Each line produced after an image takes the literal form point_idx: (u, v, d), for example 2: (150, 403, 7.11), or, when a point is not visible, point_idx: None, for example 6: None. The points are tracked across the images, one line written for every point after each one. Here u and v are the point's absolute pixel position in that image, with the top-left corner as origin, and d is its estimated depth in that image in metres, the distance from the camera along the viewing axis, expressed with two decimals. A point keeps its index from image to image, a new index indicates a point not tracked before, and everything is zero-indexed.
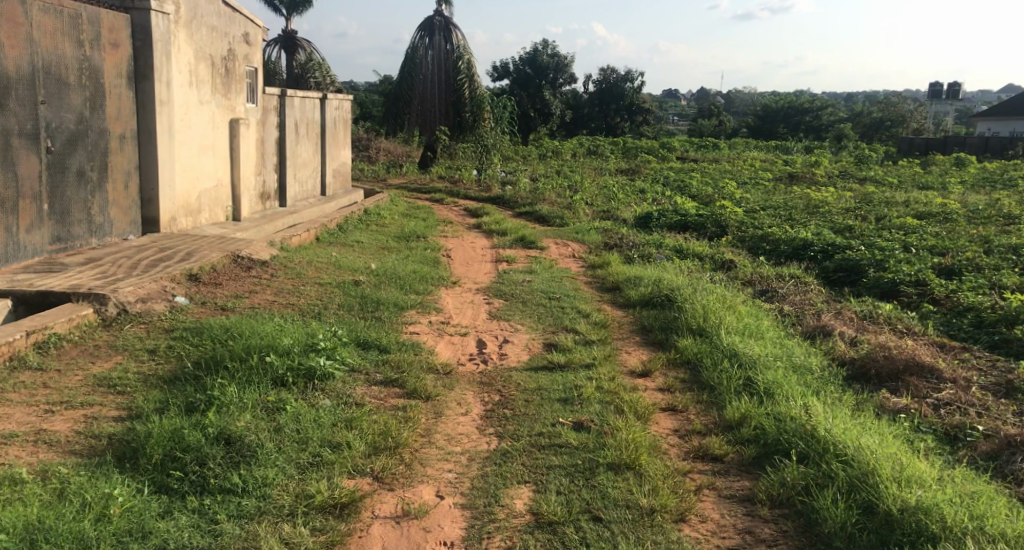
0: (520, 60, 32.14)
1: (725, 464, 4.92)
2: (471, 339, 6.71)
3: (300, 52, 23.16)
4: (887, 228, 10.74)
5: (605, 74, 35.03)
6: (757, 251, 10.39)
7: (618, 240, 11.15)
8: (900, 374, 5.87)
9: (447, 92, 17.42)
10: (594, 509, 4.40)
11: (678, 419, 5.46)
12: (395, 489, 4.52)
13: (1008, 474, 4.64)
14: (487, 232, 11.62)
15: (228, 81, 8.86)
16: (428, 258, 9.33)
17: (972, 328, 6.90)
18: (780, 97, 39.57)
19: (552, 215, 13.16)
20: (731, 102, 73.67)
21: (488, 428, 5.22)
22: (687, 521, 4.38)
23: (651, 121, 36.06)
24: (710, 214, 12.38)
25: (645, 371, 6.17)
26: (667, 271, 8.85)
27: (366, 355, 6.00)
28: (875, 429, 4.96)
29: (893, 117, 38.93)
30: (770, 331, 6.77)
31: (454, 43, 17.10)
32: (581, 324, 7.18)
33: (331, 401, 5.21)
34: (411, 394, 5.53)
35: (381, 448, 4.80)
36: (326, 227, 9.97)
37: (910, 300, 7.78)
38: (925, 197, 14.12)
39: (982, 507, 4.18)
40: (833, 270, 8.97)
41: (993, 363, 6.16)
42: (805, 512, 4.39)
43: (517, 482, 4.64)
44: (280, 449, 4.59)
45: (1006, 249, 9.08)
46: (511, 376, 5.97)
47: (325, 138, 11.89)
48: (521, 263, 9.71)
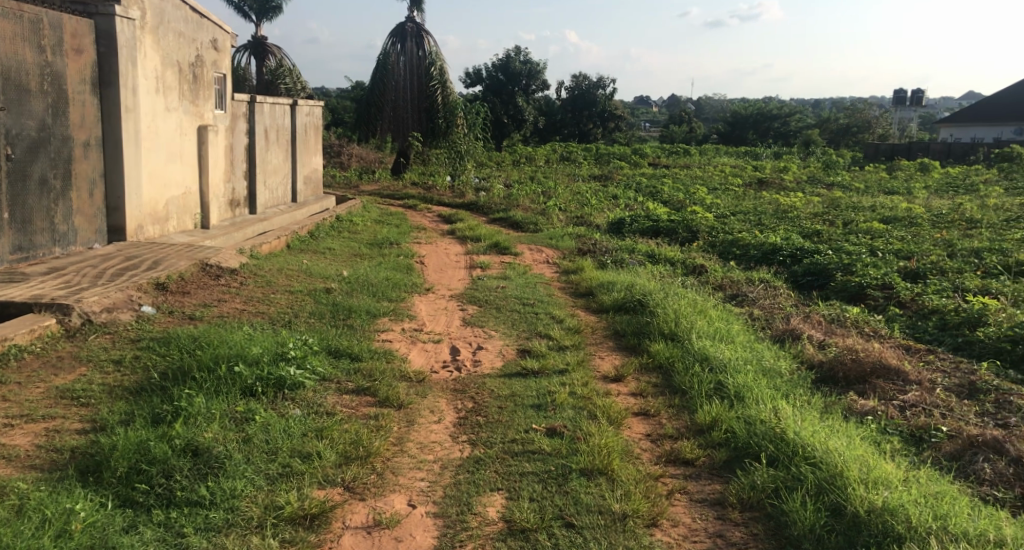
0: (493, 67, 32.07)
1: (696, 468, 4.95)
2: (444, 346, 6.69)
3: (270, 58, 22.97)
4: (853, 232, 10.89)
5: (577, 81, 35.26)
6: (728, 255, 10.48)
7: (591, 245, 11.19)
8: (867, 377, 5.95)
9: (420, 98, 17.38)
10: (567, 515, 4.41)
11: (651, 424, 5.48)
12: (366, 499, 4.50)
13: (971, 474, 4.70)
14: (461, 239, 11.60)
15: (196, 87, 8.77)
16: (401, 264, 9.30)
17: (936, 330, 7.01)
18: (749, 105, 40.02)
19: (526, 221, 13.18)
20: (702, 109, 74.36)
21: (460, 435, 5.20)
22: (659, 525, 4.41)
23: (624, 127, 36.26)
24: (681, 219, 12.48)
25: (618, 375, 6.19)
26: (640, 277, 8.89)
27: (337, 364, 5.96)
28: (843, 432, 5.01)
29: (860, 123, 39.48)
30: (740, 335, 6.83)
31: (426, 49, 17.08)
32: (554, 330, 7.19)
33: (302, 410, 5.17)
34: (383, 402, 5.51)
35: (352, 457, 4.78)
36: (297, 234, 9.92)
37: (876, 303, 7.89)
38: (891, 202, 14.32)
39: (946, 507, 4.23)
40: (801, 274, 9.07)
41: (957, 364, 6.25)
42: (774, 514, 4.44)
43: (490, 489, 4.63)
44: (249, 459, 4.55)
45: (969, 253, 9.24)
46: (485, 383, 5.96)
47: (296, 144, 11.80)
48: (495, 269, 9.71)
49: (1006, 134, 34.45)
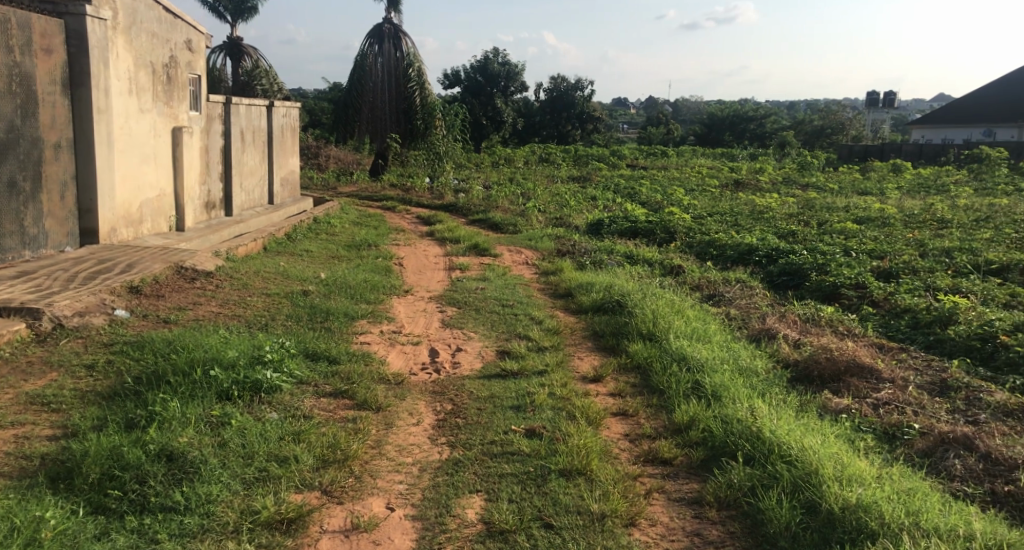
0: (471, 68, 32.01)
1: (674, 467, 4.98)
2: (423, 348, 6.68)
3: (246, 59, 22.81)
4: (828, 233, 11.01)
5: (556, 82, 35.35)
6: (705, 256, 10.55)
7: (570, 246, 11.22)
8: (842, 375, 6.01)
9: (398, 100, 17.33)
10: (546, 515, 4.43)
11: (629, 424, 5.51)
12: (344, 502, 4.49)
13: (942, 470, 4.76)
14: (440, 240, 11.59)
15: (170, 88, 8.70)
16: (380, 266, 9.27)
17: (909, 329, 7.09)
18: (726, 106, 40.31)
19: (505, 222, 13.19)
20: (680, 111, 74.77)
21: (439, 437, 5.20)
22: (637, 525, 4.44)
23: (602, 129, 36.39)
24: (659, 220, 12.55)
25: (597, 376, 6.22)
26: (619, 278, 8.93)
27: (315, 367, 5.93)
28: (818, 430, 5.06)
29: (834, 124, 39.87)
30: (717, 335, 6.88)
31: (403, 50, 17.05)
32: (533, 331, 7.20)
33: (279, 414, 5.15)
34: (362, 405, 5.49)
35: (330, 460, 4.76)
36: (274, 237, 9.86)
37: (850, 302, 7.97)
38: (864, 202, 14.47)
39: (918, 503, 4.28)
40: (777, 274, 9.14)
41: (929, 362, 6.33)
42: (751, 512, 4.48)
43: (469, 491, 4.64)
44: (225, 464, 4.52)
45: (940, 252, 9.36)
46: (464, 385, 5.96)
47: (272, 146, 11.73)
48: (474, 270, 9.71)
49: (975, 136, 34.86)
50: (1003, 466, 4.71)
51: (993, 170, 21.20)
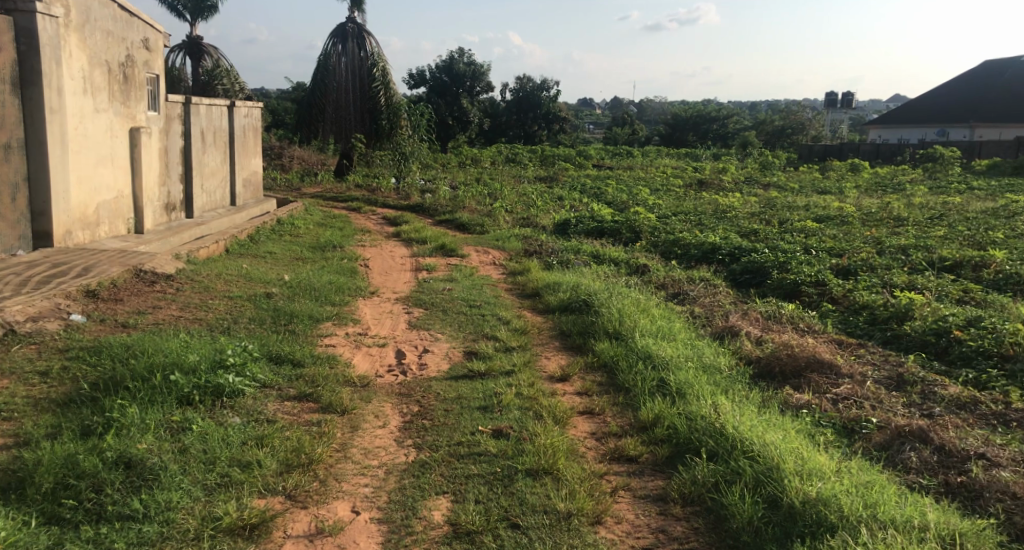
0: (436, 68, 31.95)
1: (639, 465, 5.01)
2: (389, 350, 6.65)
3: (206, 59, 22.48)
4: (788, 231, 11.15)
5: (521, 82, 35.37)
6: (670, 255, 10.64)
7: (537, 246, 11.24)
8: (802, 371, 6.10)
9: (362, 100, 17.23)
10: (512, 516, 4.44)
11: (596, 422, 5.53)
12: (308, 507, 4.46)
13: (899, 463, 4.85)
14: (406, 241, 11.54)
15: (127, 88, 8.56)
16: (345, 268, 9.21)
17: (867, 325, 7.21)
18: (689, 107, 40.66)
19: (471, 223, 13.17)
20: (644, 111, 75.28)
21: (405, 439, 5.18)
22: (603, 523, 4.46)
23: (568, 129, 36.51)
24: (625, 219, 12.62)
25: (563, 375, 6.23)
26: (586, 277, 8.96)
27: (278, 371, 5.87)
28: (780, 425, 5.12)
29: (795, 125, 40.43)
30: (682, 332, 6.94)
31: (367, 50, 16.96)
32: (501, 331, 7.20)
33: (241, 419, 5.10)
34: (326, 408, 5.45)
35: (294, 465, 4.73)
36: (237, 239, 9.76)
37: (811, 299, 8.09)
38: (823, 201, 14.69)
39: (875, 495, 4.35)
40: (740, 272, 9.24)
41: (886, 357, 6.44)
42: (714, 508, 4.53)
43: (435, 493, 4.63)
44: (185, 470, 4.47)
45: (897, 249, 9.53)
46: (431, 387, 5.94)
47: (234, 147, 11.59)
48: (441, 271, 9.68)
49: (930, 135, 35.55)
50: (957, 457, 4.81)
51: (947, 169, 21.65)
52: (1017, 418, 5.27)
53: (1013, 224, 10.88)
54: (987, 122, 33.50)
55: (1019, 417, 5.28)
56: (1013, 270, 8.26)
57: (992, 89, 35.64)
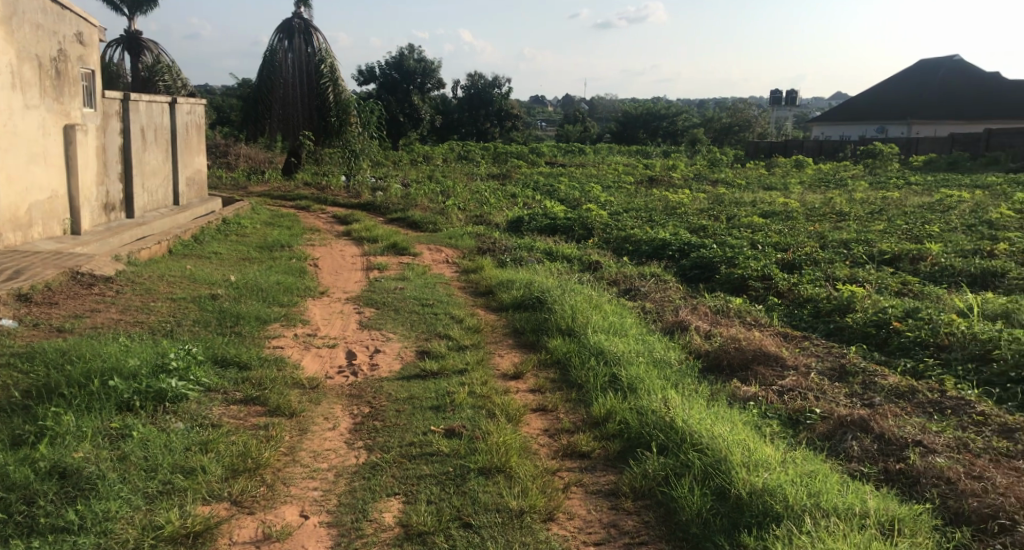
0: (387, 65, 31.68)
1: (592, 460, 5.01)
2: (340, 351, 6.55)
3: (146, 54, 21.80)
4: (736, 227, 11.31)
5: (473, 80, 35.28)
6: (621, 251, 10.69)
7: (490, 244, 11.20)
8: (749, 364, 6.17)
9: (310, 96, 16.99)
10: (464, 515, 4.41)
11: (548, 419, 5.52)
12: (255, 512, 4.38)
13: (841, 452, 4.94)
14: (358, 240, 11.41)
15: (60, 84, 8.30)
16: (293, 267, 9.08)
17: (811, 318, 7.34)
18: (640, 105, 41.05)
19: (424, 220, 13.09)
20: (596, 108, 75.55)
21: (356, 441, 5.10)
22: (555, 519, 4.46)
23: (520, 126, 36.51)
24: (577, 216, 12.66)
25: (516, 372, 6.21)
26: (538, 274, 8.95)
27: (224, 374, 5.73)
28: (728, 418, 5.17)
29: (741, 122, 41.11)
30: (633, 328, 6.97)
31: (314, 46, 16.72)
32: (454, 330, 7.16)
33: (185, 424, 4.98)
34: (274, 411, 5.35)
35: (240, 470, 4.63)
36: (180, 239, 9.55)
37: (758, 293, 8.19)
38: (769, 197, 14.95)
39: (819, 483, 4.42)
40: (689, 268, 9.33)
41: (829, 349, 6.55)
42: (664, 501, 4.56)
43: (387, 495, 4.57)
44: (125, 478, 4.37)
45: (839, 244, 9.72)
46: (382, 387, 5.87)
47: (177, 144, 11.31)
48: (393, 270, 9.59)
49: (870, 132, 36.39)
50: (896, 445, 4.91)
51: (886, 166, 22.18)
52: (952, 405, 5.40)
53: (948, 218, 11.18)
54: (922, 119, 34.20)
55: (954, 405, 5.41)
56: (949, 263, 8.49)
57: (927, 87, 36.49)
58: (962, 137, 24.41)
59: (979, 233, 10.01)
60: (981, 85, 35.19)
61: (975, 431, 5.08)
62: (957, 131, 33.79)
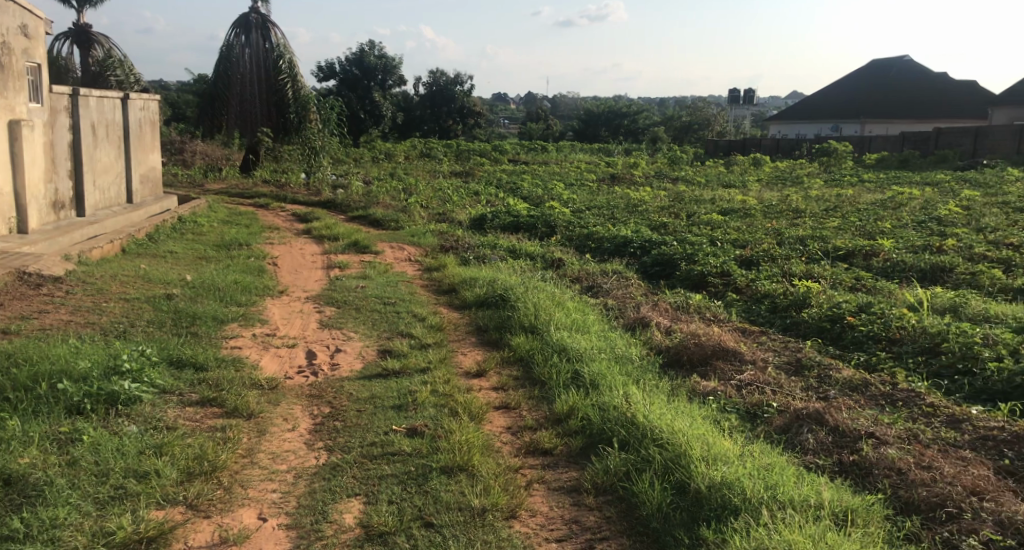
0: (347, 61, 31.47)
1: (554, 457, 5.00)
2: (299, 351, 6.46)
3: (97, 48, 21.32)
4: (696, 224, 11.40)
5: (434, 77, 35.12)
6: (583, 248, 10.71)
7: (453, 242, 11.16)
8: (708, 359, 6.21)
9: (269, 92, 16.76)
10: (426, 514, 4.38)
11: (511, 417, 5.49)
12: (212, 516, 4.30)
13: (797, 444, 4.99)
14: (318, 238, 11.28)
15: (4, 78, 8.07)
16: (252, 266, 8.94)
17: (768, 313, 7.41)
18: (602, 103, 41.28)
19: (386, 218, 13.00)
20: (558, 106, 75.77)
21: (316, 442, 5.03)
22: (517, 517, 4.44)
23: (482, 124, 36.45)
24: (540, 214, 12.66)
25: (479, 371, 6.18)
26: (501, 272, 8.93)
27: (179, 375, 5.62)
28: (687, 413, 5.20)
29: (700, 121, 41.56)
30: (595, 325, 6.98)
31: (272, 41, 16.49)
32: (416, 328, 7.10)
33: (138, 426, 4.87)
34: (232, 413, 5.25)
35: (195, 473, 4.54)
36: (134, 238, 9.36)
37: (717, 289, 8.26)
38: (728, 193, 15.12)
39: (776, 476, 4.46)
40: (651, 265, 9.38)
41: (786, 343, 6.63)
42: (625, 497, 4.57)
43: (347, 495, 4.52)
44: (74, 484, 4.28)
45: (796, 240, 9.83)
46: (343, 387, 5.80)
47: (129, 141, 11.08)
48: (354, 268, 9.50)
49: (825, 131, 37.10)
50: (849, 437, 4.97)
51: (841, 164, 22.56)
52: (903, 398, 5.49)
53: (899, 214, 11.39)
54: (874, 118, 34.89)
55: (905, 397, 5.49)
56: (901, 259, 8.63)
57: (879, 87, 37.17)
58: (912, 136, 24.88)
59: (929, 229, 10.21)
60: (931, 85, 35.95)
61: (925, 422, 5.16)
62: (908, 130, 34.58)
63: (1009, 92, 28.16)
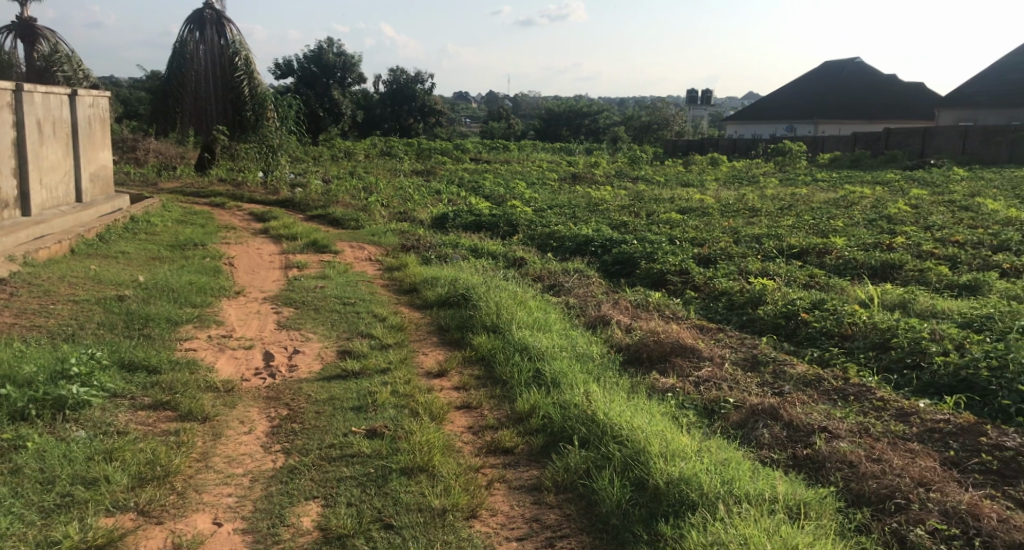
0: (305, 59, 30.98)
1: (515, 456, 4.98)
2: (256, 353, 6.35)
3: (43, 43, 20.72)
4: (656, 223, 11.47)
5: (395, 75, 34.90)
6: (545, 247, 10.71)
7: (414, 241, 11.09)
8: (667, 356, 6.25)
9: (225, 90, 16.51)
10: (385, 516, 4.33)
11: (472, 416, 5.46)
12: (164, 522, 4.21)
13: (752, 440, 5.03)
14: (276, 237, 11.12)
15: None
16: (208, 266, 8.78)
17: (726, 310, 7.47)
18: (563, 103, 41.41)
19: (346, 217, 12.88)
20: (519, 106, 75.76)
21: (273, 444, 4.95)
22: (478, 517, 4.41)
23: (444, 122, 36.35)
24: (501, 213, 12.63)
25: (441, 371, 6.13)
26: (462, 271, 8.89)
27: (131, 379, 5.49)
28: (646, 409, 5.21)
29: (659, 121, 41.93)
30: (557, 323, 6.97)
31: (227, 37, 16.26)
32: (376, 329, 7.03)
33: (87, 432, 4.76)
34: (186, 416, 5.15)
35: (147, 478, 4.44)
36: (83, 239, 9.16)
37: (676, 287, 8.31)
38: (687, 193, 15.24)
39: (732, 471, 4.49)
40: (611, 263, 9.41)
41: (743, 340, 6.68)
42: (586, 494, 4.57)
43: (305, 498, 4.45)
44: (18, 493, 4.19)
45: (752, 238, 9.94)
46: (301, 389, 5.71)
47: (78, 139, 10.81)
48: (313, 268, 9.39)
49: (780, 131, 37.61)
50: (803, 431, 5.02)
51: (795, 164, 22.88)
52: (854, 392, 5.57)
53: (851, 213, 11.57)
54: (827, 119, 35.42)
55: (857, 391, 5.58)
56: (852, 256, 8.78)
57: (832, 88, 37.79)
58: (864, 136, 25.29)
59: (879, 228, 10.40)
60: (882, 86, 36.65)
61: (875, 416, 5.24)
62: (860, 130, 35.17)
63: (954, 94, 28.81)
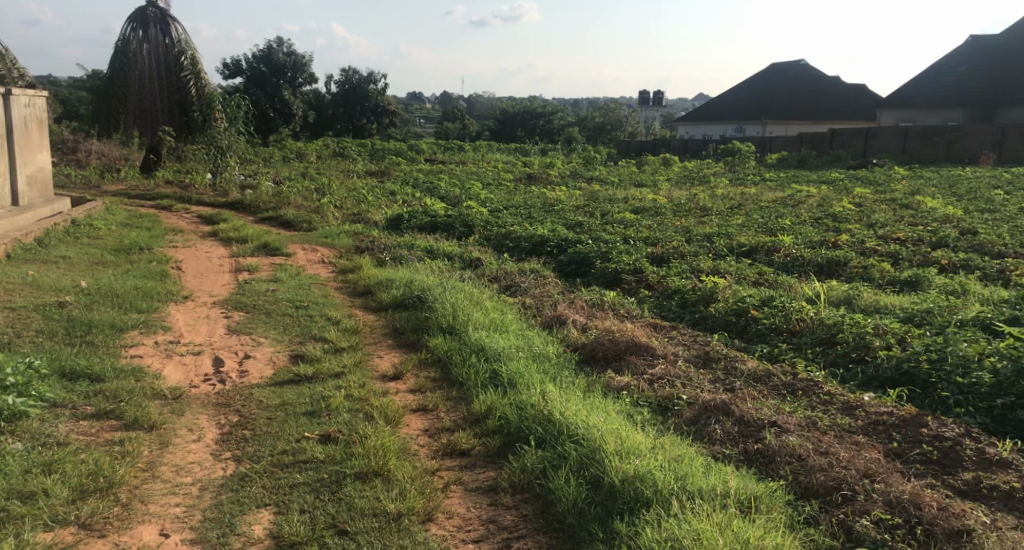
0: (253, 59, 30.50)
1: (471, 458, 4.93)
2: (205, 358, 6.20)
3: None
4: (610, 222, 11.51)
5: (347, 74, 34.62)
6: (500, 247, 10.67)
7: (368, 243, 10.96)
8: (622, 354, 6.26)
9: (169, 91, 16.18)
10: (339, 522, 4.25)
11: (428, 419, 5.39)
12: (108, 535, 4.08)
13: (705, 436, 5.05)
14: (226, 240, 10.89)
15: None
16: (155, 271, 8.56)
17: (679, 308, 7.51)
18: (518, 104, 41.47)
19: (298, 219, 12.67)
20: (473, 106, 75.82)
21: (223, 452, 4.82)
22: (434, 520, 4.35)
23: (398, 123, 36.14)
24: (456, 214, 12.56)
25: (396, 373, 6.05)
26: (417, 273, 8.80)
27: (72, 387, 5.31)
28: (602, 408, 5.20)
29: (613, 122, 42.21)
30: (512, 323, 6.93)
31: (172, 36, 15.91)
32: (330, 332, 6.92)
33: (25, 444, 4.61)
34: (131, 425, 4.99)
35: (90, 490, 4.30)
36: (20, 243, 8.86)
37: (630, 286, 8.34)
38: (640, 193, 15.33)
39: (686, 467, 4.49)
40: (567, 263, 9.42)
41: (695, 337, 6.71)
42: (542, 494, 4.54)
43: (256, 506, 4.34)
44: None
45: (704, 237, 10.03)
46: (252, 394, 5.58)
47: (14, 139, 10.45)
48: (264, 271, 9.21)
49: (730, 132, 37.95)
50: (754, 426, 5.05)
51: (745, 164, 23.18)
52: (803, 386, 5.63)
53: (799, 212, 11.76)
54: (775, 119, 35.64)
55: (805, 386, 5.63)
56: (799, 254, 8.90)
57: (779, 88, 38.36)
58: (810, 136, 25.73)
59: (825, 226, 10.56)
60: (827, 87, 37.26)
61: (823, 410, 5.30)
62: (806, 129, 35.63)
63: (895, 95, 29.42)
